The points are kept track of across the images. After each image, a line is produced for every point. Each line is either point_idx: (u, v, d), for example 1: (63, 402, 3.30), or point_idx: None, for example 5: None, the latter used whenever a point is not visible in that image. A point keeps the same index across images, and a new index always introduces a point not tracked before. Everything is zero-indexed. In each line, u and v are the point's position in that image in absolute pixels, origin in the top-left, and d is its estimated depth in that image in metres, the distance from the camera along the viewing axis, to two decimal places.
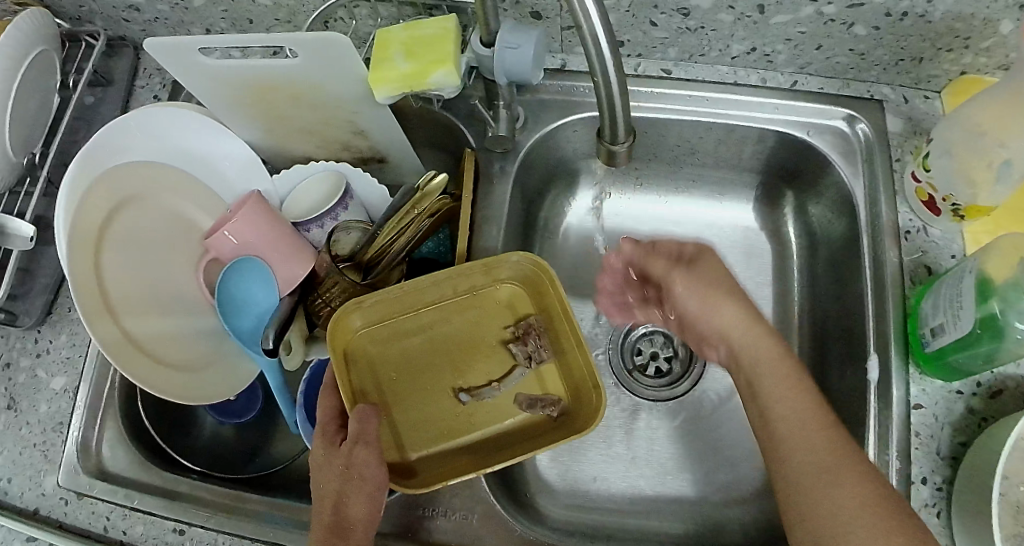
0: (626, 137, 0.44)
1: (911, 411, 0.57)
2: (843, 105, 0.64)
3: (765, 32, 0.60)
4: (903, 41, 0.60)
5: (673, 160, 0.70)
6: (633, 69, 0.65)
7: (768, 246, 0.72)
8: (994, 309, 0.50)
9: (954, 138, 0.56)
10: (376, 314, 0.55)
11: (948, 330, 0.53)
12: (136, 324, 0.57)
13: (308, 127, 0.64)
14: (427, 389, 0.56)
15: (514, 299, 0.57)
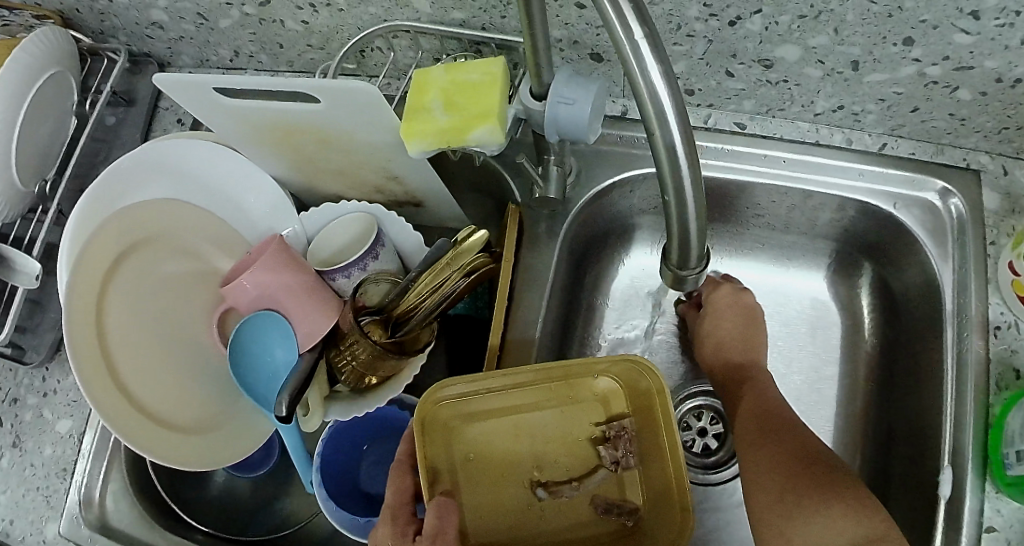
0: (698, 262, 0.40)
1: (983, 534, 0.50)
2: (936, 177, 0.57)
3: (856, 90, 0.53)
4: (1010, 107, 0.51)
5: (735, 218, 0.63)
6: (703, 120, 0.58)
7: (836, 320, 0.65)
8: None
9: None
10: (461, 388, 0.48)
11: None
12: (137, 378, 0.53)
13: (338, 170, 0.59)
14: (499, 476, 0.49)
15: (610, 393, 0.50)
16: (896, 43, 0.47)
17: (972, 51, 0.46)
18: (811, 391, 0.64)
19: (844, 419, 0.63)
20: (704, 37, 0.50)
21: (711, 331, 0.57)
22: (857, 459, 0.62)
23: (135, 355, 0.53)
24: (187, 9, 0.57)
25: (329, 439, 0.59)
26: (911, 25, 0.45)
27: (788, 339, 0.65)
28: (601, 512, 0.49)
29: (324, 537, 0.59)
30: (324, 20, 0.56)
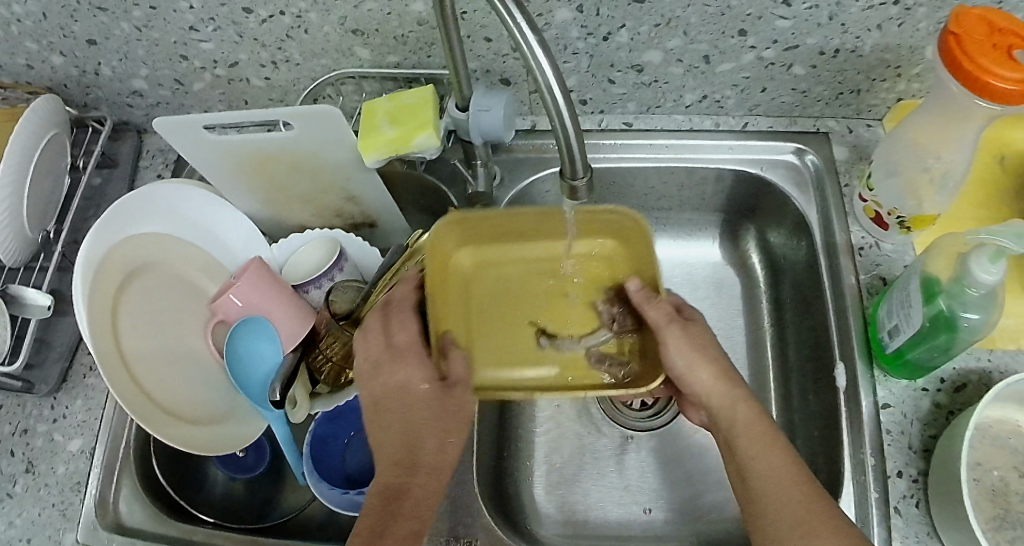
0: (583, 170, 0.50)
1: (881, 409, 0.62)
2: (791, 140, 0.69)
3: (713, 80, 0.66)
4: (840, 75, 0.65)
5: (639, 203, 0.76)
6: (597, 124, 0.71)
7: (735, 279, 0.78)
8: (942, 308, 0.56)
9: (896, 160, 0.63)
10: (472, 235, 0.60)
11: (903, 328, 0.59)
12: (152, 380, 0.63)
13: (305, 197, 0.70)
14: (510, 313, 0.63)
15: (616, 264, 0.61)
16: (734, 35, 0.61)
17: (793, 33, 0.60)
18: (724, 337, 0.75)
19: (755, 358, 0.74)
20: (586, 53, 0.64)
21: (693, 381, 0.53)
22: (773, 388, 0.73)
23: (146, 362, 0.64)
24: (165, 76, 0.70)
25: (314, 433, 0.67)
26: (742, 16, 0.59)
27: (699, 298, 0.77)
28: (596, 362, 0.61)
29: (322, 520, 0.65)
30: (283, 74, 0.70)
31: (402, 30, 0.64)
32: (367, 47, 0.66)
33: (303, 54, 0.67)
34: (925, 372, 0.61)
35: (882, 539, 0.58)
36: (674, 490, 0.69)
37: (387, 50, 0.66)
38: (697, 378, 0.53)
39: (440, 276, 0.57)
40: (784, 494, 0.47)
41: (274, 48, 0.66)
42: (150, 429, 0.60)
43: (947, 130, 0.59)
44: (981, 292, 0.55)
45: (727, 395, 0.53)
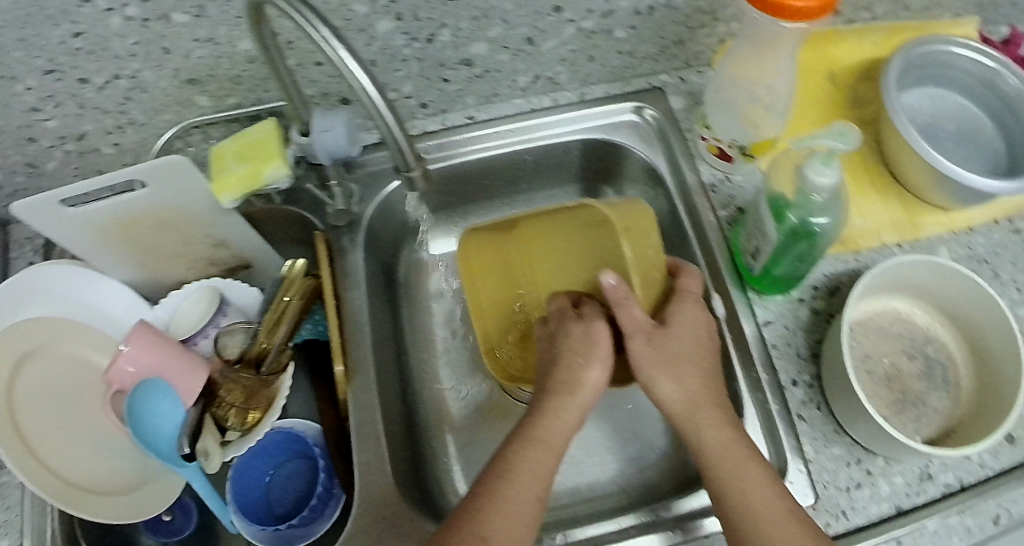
0: (416, 161, 0.56)
1: (762, 327, 0.65)
2: (627, 100, 0.72)
3: (541, 60, 0.69)
4: (660, 30, 0.68)
5: (502, 190, 0.76)
6: (443, 125, 0.73)
7: None
8: (793, 221, 0.59)
9: (724, 94, 0.66)
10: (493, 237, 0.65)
11: (764, 248, 0.62)
12: (68, 465, 0.64)
13: (174, 253, 0.71)
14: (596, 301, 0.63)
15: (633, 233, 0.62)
16: (550, 13, 0.63)
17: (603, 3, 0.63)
18: None
19: None
20: (414, 59, 0.66)
21: (664, 396, 0.55)
22: None
23: (57, 449, 0.64)
24: (16, 161, 0.70)
25: (233, 480, 0.67)
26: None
27: None
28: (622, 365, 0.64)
29: None
30: (130, 137, 0.71)
31: (235, 71, 0.66)
32: (205, 94, 0.68)
33: (147, 113, 0.68)
34: (794, 281, 0.64)
35: (793, 448, 0.61)
36: (592, 452, 0.71)
37: (225, 93, 0.68)
38: (659, 388, 0.55)
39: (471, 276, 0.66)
40: (768, 505, 0.49)
41: (116, 113, 0.67)
42: (83, 514, 0.61)
43: (764, 59, 0.63)
44: (823, 197, 0.57)
45: (702, 401, 0.55)
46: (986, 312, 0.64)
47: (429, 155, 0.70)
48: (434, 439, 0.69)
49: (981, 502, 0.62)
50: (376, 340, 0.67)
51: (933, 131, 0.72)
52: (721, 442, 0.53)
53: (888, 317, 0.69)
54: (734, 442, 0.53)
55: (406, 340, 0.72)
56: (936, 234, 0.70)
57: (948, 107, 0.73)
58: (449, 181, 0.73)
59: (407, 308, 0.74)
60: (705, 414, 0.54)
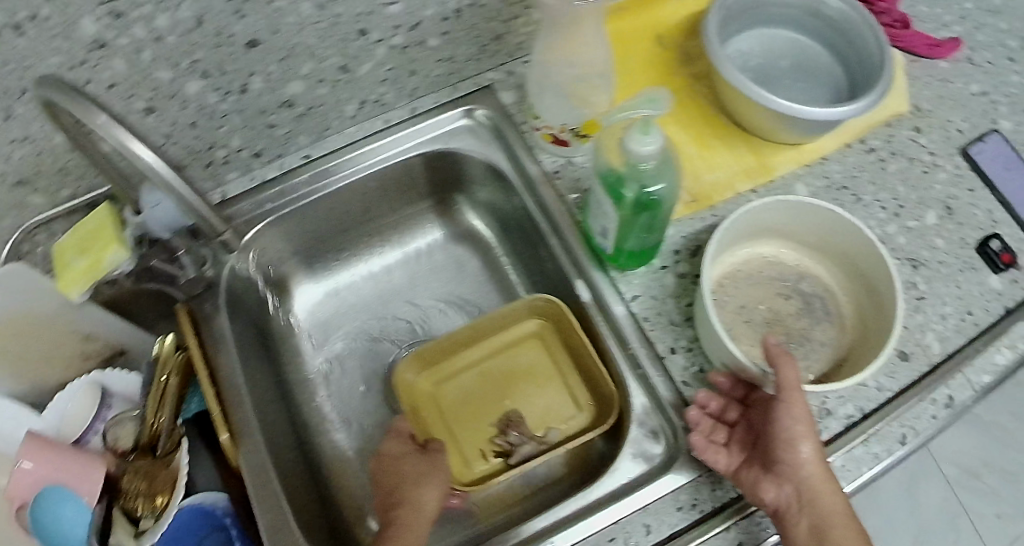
0: None
1: (631, 304, 0.64)
2: (458, 104, 0.72)
3: (361, 86, 0.68)
4: (474, 30, 0.68)
5: (359, 224, 0.76)
6: (280, 169, 0.72)
7: (467, 248, 0.79)
8: (631, 196, 0.58)
9: (544, 81, 0.64)
10: (424, 362, 0.69)
11: (608, 227, 0.61)
12: None
13: (45, 356, 0.69)
14: (485, 399, 0.69)
15: (430, 391, 0.69)
16: (358, 36, 0.63)
17: (409, 14, 0.63)
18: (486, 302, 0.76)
19: None
20: (234, 112, 0.65)
21: (797, 449, 0.53)
22: None
23: None
24: None
25: None
26: (353, 19, 0.62)
27: (451, 281, 0.77)
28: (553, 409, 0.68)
29: None
30: None
31: (59, 164, 0.65)
32: (35, 193, 0.67)
33: None
34: (650, 251, 0.63)
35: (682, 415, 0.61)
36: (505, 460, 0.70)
37: (56, 187, 0.67)
38: (800, 435, 0.53)
39: (424, 406, 0.68)
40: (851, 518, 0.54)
41: None
42: None
43: (572, 38, 0.61)
44: (653, 163, 0.57)
45: (814, 459, 0.53)
46: (850, 237, 0.64)
47: (272, 204, 0.70)
48: (340, 483, 0.69)
49: (885, 426, 0.64)
50: (258, 403, 0.66)
51: (770, 72, 0.72)
52: (825, 502, 0.53)
53: (756, 265, 0.69)
54: (834, 497, 0.53)
55: (292, 391, 0.72)
56: (790, 170, 0.70)
57: (776, 46, 0.73)
58: (304, 223, 0.73)
59: (290, 358, 0.74)
60: (813, 475, 0.53)
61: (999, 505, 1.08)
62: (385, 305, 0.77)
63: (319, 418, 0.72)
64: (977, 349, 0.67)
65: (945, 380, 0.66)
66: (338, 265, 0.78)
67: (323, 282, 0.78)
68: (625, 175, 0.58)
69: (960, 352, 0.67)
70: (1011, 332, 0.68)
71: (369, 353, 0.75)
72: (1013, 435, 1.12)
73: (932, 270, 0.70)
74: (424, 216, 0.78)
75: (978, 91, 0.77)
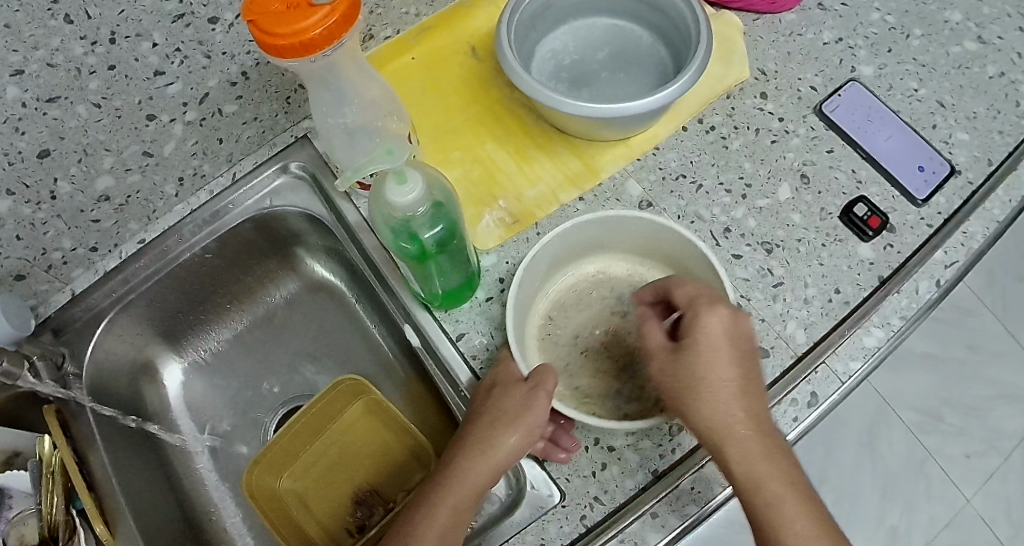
0: None
1: (460, 344, 0.62)
2: (273, 161, 0.70)
3: (174, 165, 0.68)
4: (269, 89, 0.68)
5: (216, 295, 0.77)
6: (119, 258, 0.71)
7: (324, 299, 0.79)
8: (415, 243, 0.57)
9: (332, 128, 0.63)
10: (279, 467, 0.69)
11: (408, 271, 0.61)
12: None
13: None
14: (343, 485, 0.70)
15: (300, 492, 0.70)
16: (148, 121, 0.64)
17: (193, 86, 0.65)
18: (347, 355, 0.77)
19: (380, 355, 0.75)
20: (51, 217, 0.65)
21: (703, 412, 0.50)
22: (403, 370, 0.74)
23: None
24: None
25: None
26: (136, 107, 0.63)
27: (315, 333, 0.79)
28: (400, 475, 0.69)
29: None
30: None
31: None
32: None
33: None
34: (463, 289, 0.62)
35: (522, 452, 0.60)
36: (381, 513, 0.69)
37: None
38: (702, 401, 0.50)
39: (293, 506, 0.69)
40: (797, 482, 0.48)
41: None
42: None
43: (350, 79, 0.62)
44: (425, 209, 0.55)
45: (728, 415, 0.50)
46: (668, 235, 0.60)
47: (117, 293, 0.71)
48: None
49: None
50: (130, 490, 0.68)
51: (586, 67, 0.68)
52: (760, 468, 0.48)
53: (586, 288, 0.66)
54: (771, 461, 0.48)
55: (178, 470, 0.74)
56: (620, 167, 0.66)
57: (591, 36, 0.70)
58: (160, 303, 0.73)
59: (174, 439, 0.76)
60: (735, 438, 0.49)
61: (967, 445, 1.05)
62: (258, 366, 0.79)
63: (199, 490, 0.74)
64: (843, 333, 0.62)
65: (806, 376, 0.61)
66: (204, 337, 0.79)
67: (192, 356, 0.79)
68: (401, 225, 0.57)
69: (826, 339, 0.62)
70: (881, 310, 0.63)
71: (247, 422, 0.77)
72: (971, 367, 1.07)
73: (789, 250, 0.65)
74: (279, 273, 0.78)
75: (832, 38, 0.72)
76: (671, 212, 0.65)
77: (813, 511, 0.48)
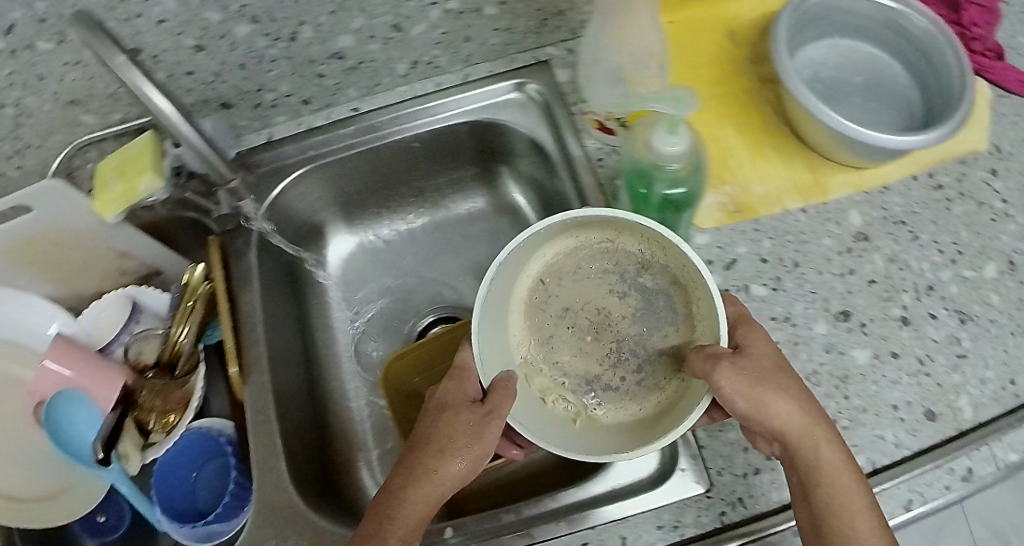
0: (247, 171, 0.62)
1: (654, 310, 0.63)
2: (512, 76, 0.69)
3: (415, 46, 0.67)
4: (534, 4, 0.65)
5: (401, 184, 0.76)
6: (327, 119, 0.72)
7: (500, 224, 0.78)
8: (657, 195, 0.56)
9: (590, 63, 0.62)
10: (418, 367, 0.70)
11: (626, 216, 0.61)
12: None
13: (81, 270, 0.73)
14: None
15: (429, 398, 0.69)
16: None
17: None
18: None
19: None
20: (283, 58, 0.64)
21: (779, 415, 0.51)
22: None
23: None
24: None
25: (156, 476, 0.70)
26: None
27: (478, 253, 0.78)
28: None
29: None
30: (27, 160, 0.72)
31: (112, 89, 0.67)
32: (88, 112, 0.69)
33: (36, 135, 0.69)
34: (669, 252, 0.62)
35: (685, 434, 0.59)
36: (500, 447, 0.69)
37: (107, 110, 0.69)
38: (773, 406, 0.51)
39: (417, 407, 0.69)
40: (857, 487, 0.51)
41: (8, 139, 0.69)
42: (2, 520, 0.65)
43: (628, 23, 0.59)
44: (679, 166, 0.54)
45: (800, 419, 0.51)
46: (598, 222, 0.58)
47: (316, 151, 0.70)
48: (339, 436, 0.72)
49: (889, 488, 0.59)
50: (271, 345, 0.67)
51: (841, 87, 0.68)
52: (827, 467, 0.51)
53: (586, 256, 0.63)
54: (840, 465, 0.51)
55: (312, 342, 0.74)
56: (846, 195, 0.66)
57: (856, 59, 0.69)
58: (349, 174, 0.73)
59: (314, 309, 0.76)
60: (810, 440, 0.51)
61: None
62: (415, 265, 0.78)
63: (331, 366, 0.74)
64: (1016, 425, 0.61)
65: (969, 451, 0.60)
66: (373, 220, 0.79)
67: (358, 233, 0.79)
68: (650, 172, 0.55)
69: (993, 423, 0.61)
70: None
71: (388, 315, 0.76)
72: None
73: (981, 327, 0.64)
74: (470, 185, 0.78)
75: None
76: (884, 252, 0.65)
77: (874, 519, 0.51)
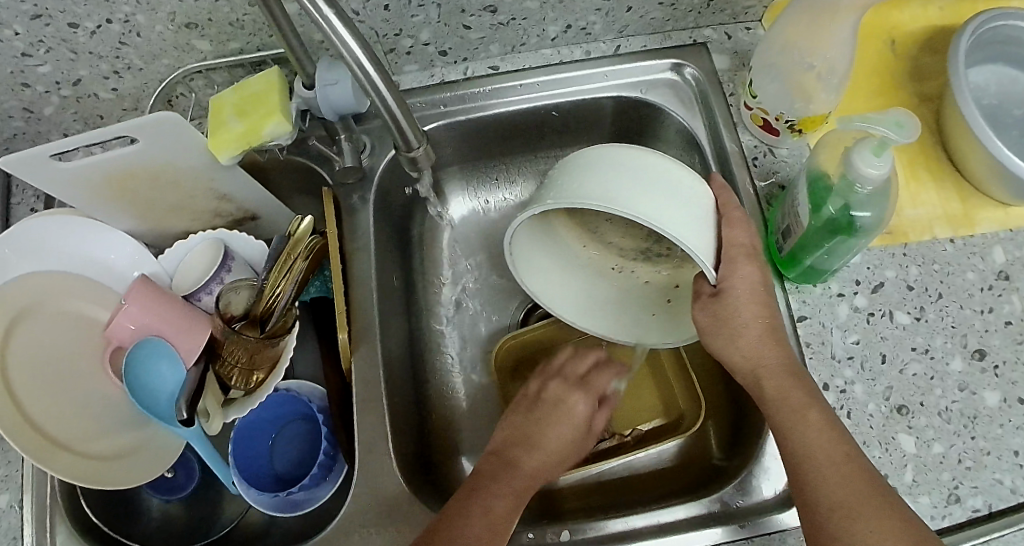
0: (419, 139, 0.52)
1: (797, 324, 0.61)
2: (667, 56, 0.66)
3: (572, 9, 0.62)
4: None
5: (525, 150, 0.74)
6: (463, 74, 0.68)
7: None
8: (832, 212, 0.52)
9: (767, 57, 0.59)
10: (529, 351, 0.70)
11: (793, 230, 0.56)
12: (64, 431, 0.61)
13: (175, 206, 0.68)
14: None
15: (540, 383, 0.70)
16: None
17: None
18: None
19: None
20: (433, 4, 0.58)
21: (731, 352, 0.53)
22: None
23: (58, 419, 0.61)
24: (14, 107, 0.67)
25: (236, 437, 0.65)
26: None
27: None
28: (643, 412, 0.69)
29: (265, 521, 0.69)
30: (129, 82, 0.67)
31: (235, 15, 0.61)
32: (205, 38, 0.63)
33: (143, 58, 0.64)
34: (822, 273, 0.58)
35: None
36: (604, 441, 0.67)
37: (226, 38, 0.64)
38: (722, 348, 0.53)
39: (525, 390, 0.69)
40: (830, 433, 0.49)
41: (112, 57, 0.63)
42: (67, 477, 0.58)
43: (821, 29, 0.55)
44: (871, 188, 0.50)
45: (747, 362, 0.53)
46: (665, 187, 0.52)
47: (447, 107, 0.67)
48: (436, 412, 0.69)
49: (1009, 534, 0.56)
50: (383, 315, 0.64)
51: (1001, 116, 0.66)
52: (786, 418, 0.50)
53: None
54: (807, 410, 0.50)
55: (418, 312, 0.71)
56: (993, 231, 0.65)
57: (1019, 87, 0.66)
58: (480, 133, 0.70)
59: (421, 275, 0.74)
60: (768, 385, 0.52)
61: None
62: None
63: (435, 338, 0.72)
64: None
65: None
66: (488, 187, 0.77)
67: (474, 199, 0.77)
68: (836, 190, 0.52)
69: None
70: None
71: (498, 289, 0.75)
72: None
73: None
74: None
75: None
76: None
77: (851, 468, 0.47)
